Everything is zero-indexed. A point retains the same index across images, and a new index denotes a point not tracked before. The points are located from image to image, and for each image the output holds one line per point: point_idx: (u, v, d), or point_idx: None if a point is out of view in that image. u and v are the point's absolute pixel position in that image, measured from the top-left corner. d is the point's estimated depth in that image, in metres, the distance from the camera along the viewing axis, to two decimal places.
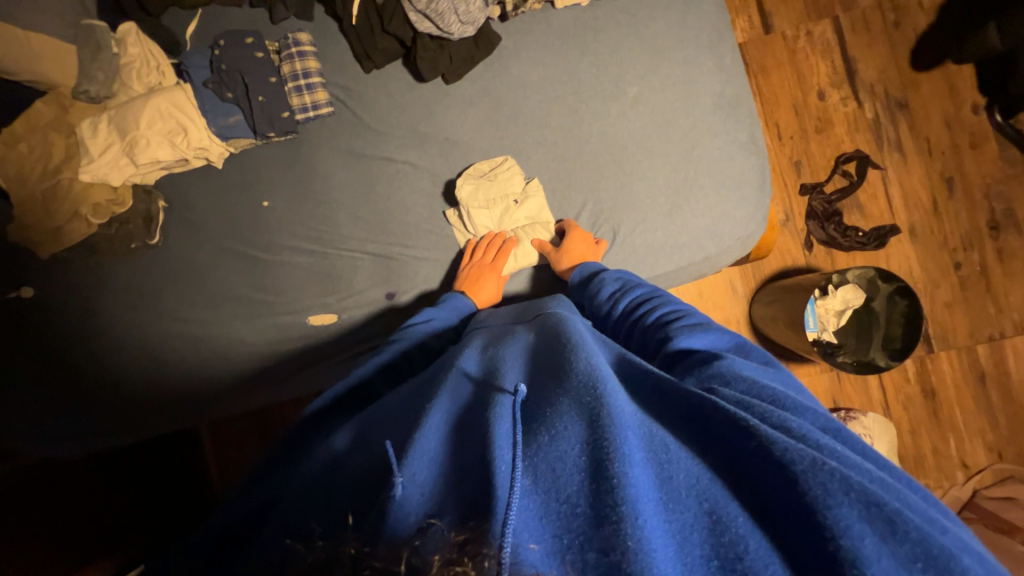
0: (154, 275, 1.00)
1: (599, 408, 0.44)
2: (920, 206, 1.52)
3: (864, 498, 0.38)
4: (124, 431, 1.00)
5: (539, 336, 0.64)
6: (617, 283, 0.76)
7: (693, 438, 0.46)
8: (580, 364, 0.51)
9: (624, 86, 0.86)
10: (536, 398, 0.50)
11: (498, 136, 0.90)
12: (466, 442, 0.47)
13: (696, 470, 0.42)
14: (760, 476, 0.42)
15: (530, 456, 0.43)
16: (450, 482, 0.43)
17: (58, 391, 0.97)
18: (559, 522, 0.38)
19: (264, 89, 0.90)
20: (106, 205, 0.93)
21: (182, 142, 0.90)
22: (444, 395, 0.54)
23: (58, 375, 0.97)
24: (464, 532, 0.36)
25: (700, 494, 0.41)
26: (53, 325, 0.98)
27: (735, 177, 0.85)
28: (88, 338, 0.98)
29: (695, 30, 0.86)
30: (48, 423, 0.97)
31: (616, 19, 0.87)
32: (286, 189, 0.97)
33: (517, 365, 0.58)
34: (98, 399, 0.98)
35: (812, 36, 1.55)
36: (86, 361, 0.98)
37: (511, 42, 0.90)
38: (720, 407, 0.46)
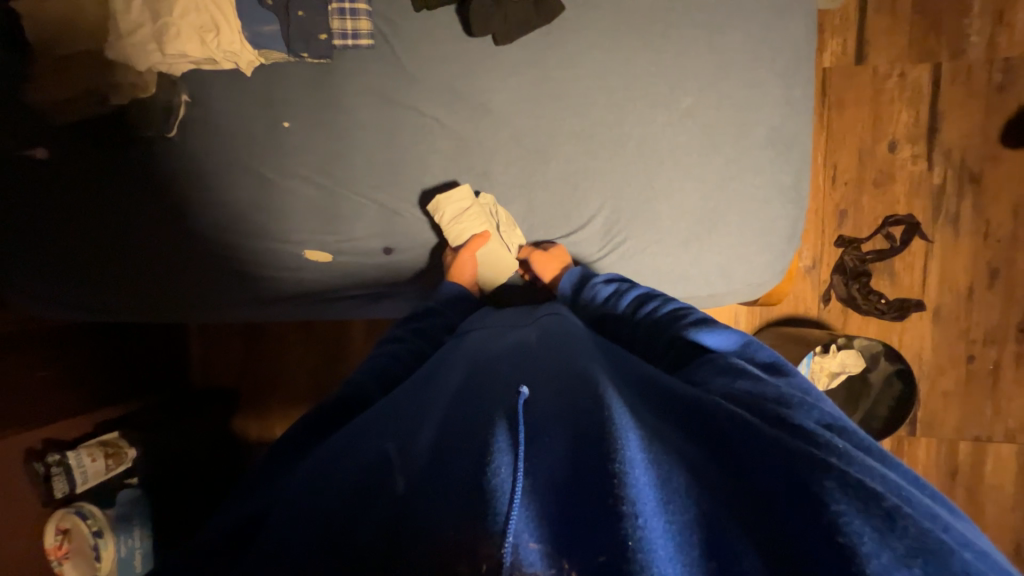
0: (163, 170, 0.99)
1: (598, 410, 0.46)
2: (954, 289, 1.44)
3: (861, 494, 0.38)
4: (125, 314, 1.03)
5: (542, 339, 0.66)
6: (613, 285, 0.76)
7: (693, 433, 0.46)
8: (581, 377, 0.54)
9: (679, 95, 0.80)
10: (536, 387, 0.52)
11: (535, 116, 0.85)
12: (466, 427, 0.48)
13: (692, 467, 0.42)
14: (758, 479, 0.41)
15: (528, 432, 0.45)
16: (447, 469, 0.44)
17: (70, 264, 1.00)
18: (566, 511, 0.39)
19: (306, 5, 0.84)
20: (128, 87, 0.91)
21: (212, 41, 0.85)
22: (439, 396, 0.58)
23: (70, 248, 1.00)
24: (466, 530, 0.37)
25: (690, 487, 0.40)
26: (70, 198, 0.99)
27: (767, 221, 0.79)
28: (98, 218, 0.99)
29: (772, 51, 0.77)
30: (53, 288, 1.01)
31: (691, 17, 0.79)
32: (309, 115, 0.94)
33: (509, 360, 0.61)
34: (104, 277, 1.01)
35: (904, 79, 1.42)
36: (97, 239, 1.00)
37: (573, 16, 0.82)
38: (717, 414, 0.47)
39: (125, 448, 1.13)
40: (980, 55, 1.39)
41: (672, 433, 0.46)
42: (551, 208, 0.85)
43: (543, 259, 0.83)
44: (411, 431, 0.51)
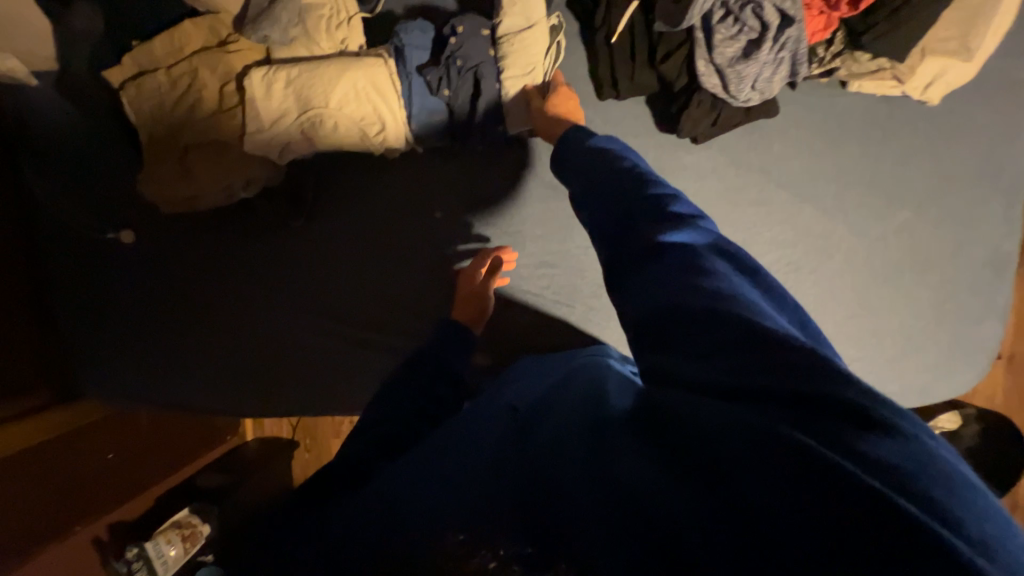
0: (290, 259, 0.88)
1: (553, 447, 0.43)
2: None
3: (842, 540, 0.27)
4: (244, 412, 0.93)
5: (574, 381, 0.59)
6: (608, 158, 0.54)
7: (644, 441, 0.37)
8: (562, 411, 0.49)
9: (892, 208, 0.76)
10: (541, 430, 0.47)
11: (731, 222, 0.78)
12: (472, 462, 0.47)
13: (628, 484, 0.35)
14: (736, 508, 0.31)
15: (520, 482, 0.41)
16: (445, 502, 0.43)
17: (181, 354, 0.91)
18: (536, 527, 0.38)
19: (490, 97, 0.72)
20: (260, 177, 0.79)
21: (374, 134, 0.74)
22: (453, 436, 0.53)
23: (180, 336, 0.90)
24: (466, 531, 0.39)
25: (615, 525, 0.34)
26: (193, 286, 0.89)
27: (971, 341, 0.78)
28: (215, 308, 0.90)
29: (996, 170, 0.74)
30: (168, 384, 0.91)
31: (912, 127, 0.74)
32: (467, 206, 0.86)
33: (532, 399, 0.57)
34: (225, 369, 0.90)
35: None
36: (219, 330, 0.90)
37: (784, 116, 0.75)
38: (671, 412, 0.36)
39: (200, 525, 0.88)
40: None
41: (625, 453, 0.37)
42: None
43: (563, 93, 0.70)
44: (438, 457, 0.50)
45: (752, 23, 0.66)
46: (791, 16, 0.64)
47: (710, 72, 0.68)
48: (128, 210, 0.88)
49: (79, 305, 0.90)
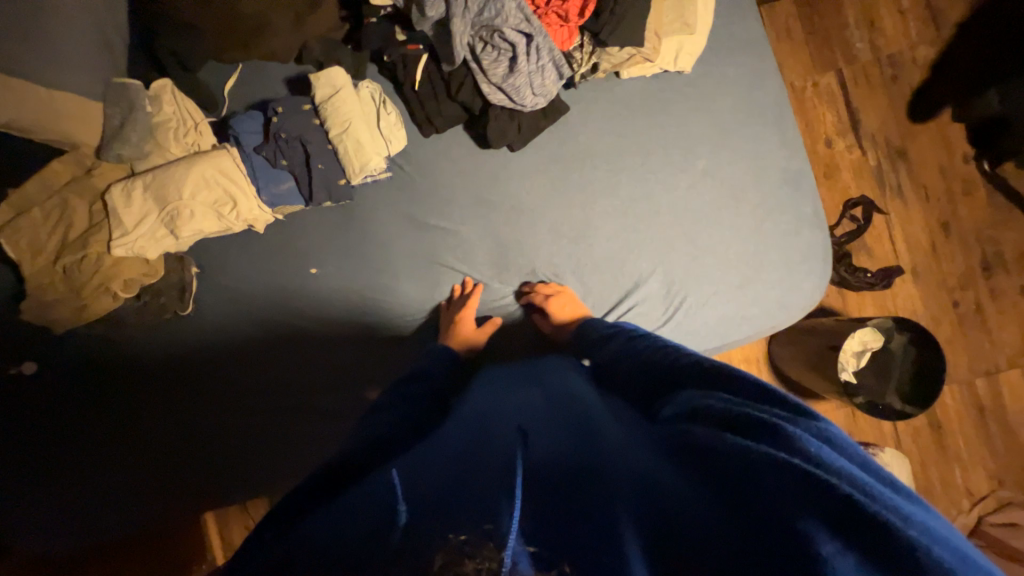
0: (184, 348, 0.91)
1: (591, 463, 0.47)
2: (921, 248, 1.62)
3: (817, 500, 0.36)
4: (181, 510, 0.95)
5: (555, 402, 0.62)
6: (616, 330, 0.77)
7: (675, 469, 0.46)
8: (577, 427, 0.54)
9: (692, 159, 0.87)
10: (538, 449, 0.49)
11: (567, 206, 0.89)
12: (469, 472, 0.46)
13: (663, 501, 0.42)
14: (754, 500, 0.39)
15: (535, 481, 0.44)
16: (444, 495, 0.43)
17: (101, 474, 0.91)
18: (560, 527, 0.39)
19: (323, 156, 0.84)
20: (137, 278, 0.85)
21: (230, 213, 0.83)
22: (439, 451, 0.52)
23: (89, 455, 0.91)
24: (465, 533, 0.37)
25: (654, 534, 0.39)
26: (98, 407, 0.91)
27: (803, 251, 0.86)
28: (122, 419, 0.91)
29: (761, 107, 0.88)
30: (95, 509, 0.92)
31: (683, 93, 0.88)
32: (338, 257, 0.91)
33: (516, 417, 0.57)
34: (152, 474, 0.92)
35: (818, 87, 1.64)
36: (133, 439, 0.91)
37: (578, 111, 0.89)
38: (694, 442, 0.47)
39: None
40: (868, 56, 1.64)
41: (662, 477, 0.44)
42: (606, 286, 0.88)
43: (563, 300, 0.85)
44: (416, 473, 0.48)
45: (506, 45, 0.80)
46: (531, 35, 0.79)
47: (493, 91, 0.82)
48: (20, 345, 0.90)
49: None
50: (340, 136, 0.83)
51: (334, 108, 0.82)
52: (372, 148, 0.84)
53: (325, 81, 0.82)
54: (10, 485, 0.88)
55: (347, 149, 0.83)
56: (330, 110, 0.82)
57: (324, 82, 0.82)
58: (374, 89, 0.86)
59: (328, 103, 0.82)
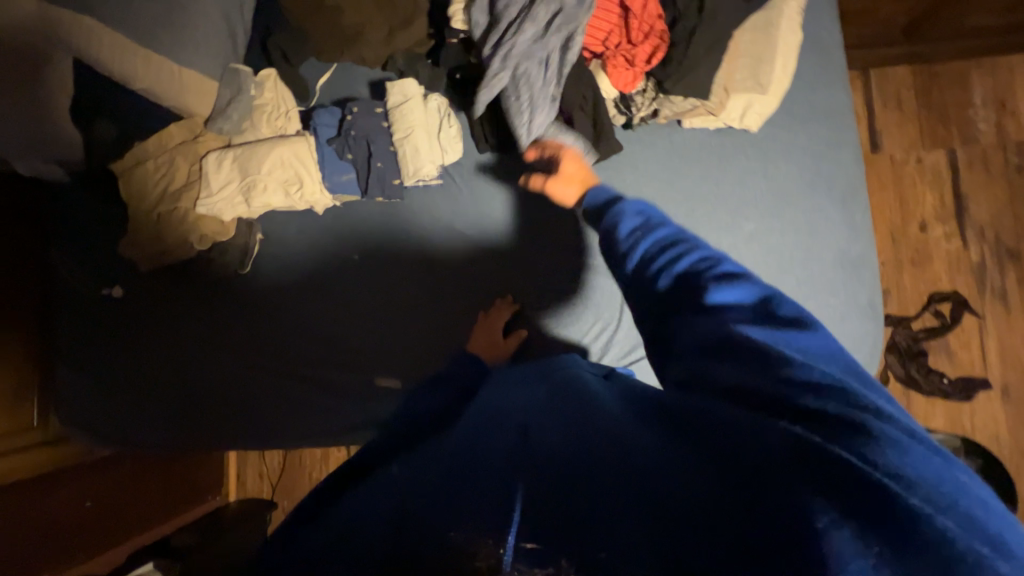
0: (238, 303, 1.03)
1: (571, 443, 0.46)
2: (1017, 365, 1.40)
3: (835, 496, 0.38)
4: (202, 446, 1.06)
5: (557, 390, 0.58)
6: (643, 224, 0.63)
7: (678, 438, 0.45)
8: (581, 408, 0.52)
9: (741, 221, 0.83)
10: (543, 438, 0.48)
11: None
12: (470, 469, 0.47)
13: (673, 464, 0.42)
14: (757, 482, 0.40)
15: (532, 473, 0.44)
16: (449, 489, 0.45)
17: (150, 397, 1.05)
18: (559, 524, 0.40)
19: (384, 156, 0.91)
20: (211, 235, 0.97)
21: (296, 193, 0.93)
22: (445, 442, 0.53)
23: (145, 379, 1.05)
24: (455, 532, 0.40)
25: (645, 522, 0.39)
26: (161, 339, 1.05)
27: (845, 341, 0.79)
28: (177, 354, 1.04)
29: (828, 179, 0.82)
30: (137, 423, 1.05)
31: (744, 150, 0.85)
32: (381, 249, 0.99)
33: (523, 404, 0.57)
34: (190, 406, 1.04)
35: (923, 164, 1.48)
36: (179, 370, 1.04)
37: (631, 153, 0.88)
38: (691, 411, 0.46)
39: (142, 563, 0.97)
40: (991, 140, 1.46)
41: (651, 453, 0.44)
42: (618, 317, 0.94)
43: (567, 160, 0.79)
44: (423, 466, 0.51)
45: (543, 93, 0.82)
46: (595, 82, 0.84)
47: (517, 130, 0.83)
48: (115, 271, 1.07)
49: (74, 363, 1.06)
50: (404, 141, 0.90)
51: (402, 116, 0.89)
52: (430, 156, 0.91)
53: (398, 90, 0.90)
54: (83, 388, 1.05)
55: (407, 153, 0.91)
56: (398, 117, 0.90)
57: (398, 91, 0.90)
58: (441, 102, 0.92)
59: (399, 110, 0.90)
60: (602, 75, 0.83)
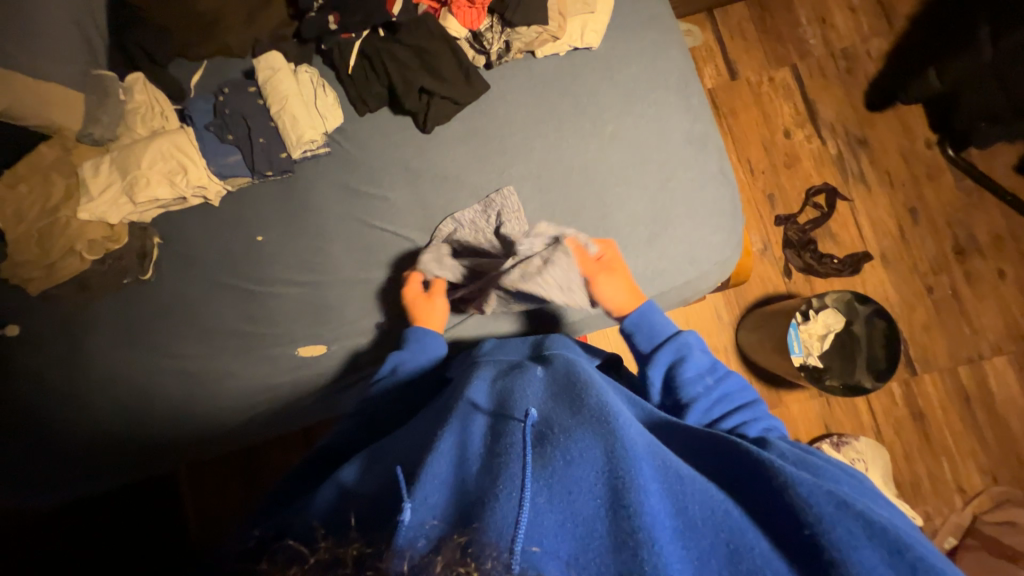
0: (146, 308, 1.01)
1: (616, 442, 0.52)
2: (888, 233, 1.60)
3: (878, 536, 0.46)
4: (129, 471, 1.00)
5: (566, 383, 0.66)
6: (710, 364, 0.73)
7: (735, 482, 0.55)
8: (595, 401, 0.60)
9: (601, 125, 0.93)
10: (563, 445, 0.53)
11: (486, 171, 0.95)
12: (490, 471, 0.51)
13: (712, 503, 0.50)
14: (802, 521, 0.48)
15: (574, 498, 0.48)
16: (461, 499, 0.49)
17: (59, 434, 0.98)
18: (614, 542, 0.44)
19: (265, 131, 0.94)
20: (101, 241, 0.96)
21: (182, 181, 0.94)
22: (464, 437, 0.58)
23: (52, 414, 0.98)
24: (465, 535, 0.42)
25: (711, 552, 0.46)
26: (67, 367, 1.00)
27: (709, 207, 0.91)
28: (86, 378, 1.00)
29: (664, 75, 0.94)
30: (57, 464, 0.97)
31: (592, 66, 0.95)
32: (283, 225, 0.99)
33: (538, 403, 0.62)
34: (106, 431, 0.98)
35: (774, 81, 1.69)
36: (100, 395, 0.99)
37: (497, 87, 0.96)
38: (745, 464, 0.55)
39: None
40: (822, 51, 1.69)
41: (718, 491, 0.52)
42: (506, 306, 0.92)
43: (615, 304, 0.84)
44: (421, 464, 0.54)
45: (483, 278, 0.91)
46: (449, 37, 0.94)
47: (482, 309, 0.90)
48: (0, 308, 1.00)
49: None
50: (282, 111, 0.93)
51: (272, 86, 0.93)
52: (308, 121, 0.94)
53: (265, 66, 0.94)
54: None
55: (284, 121, 0.93)
56: (269, 88, 0.93)
57: (265, 66, 0.94)
58: (309, 72, 0.97)
59: (269, 83, 0.93)
60: (449, 17, 0.93)
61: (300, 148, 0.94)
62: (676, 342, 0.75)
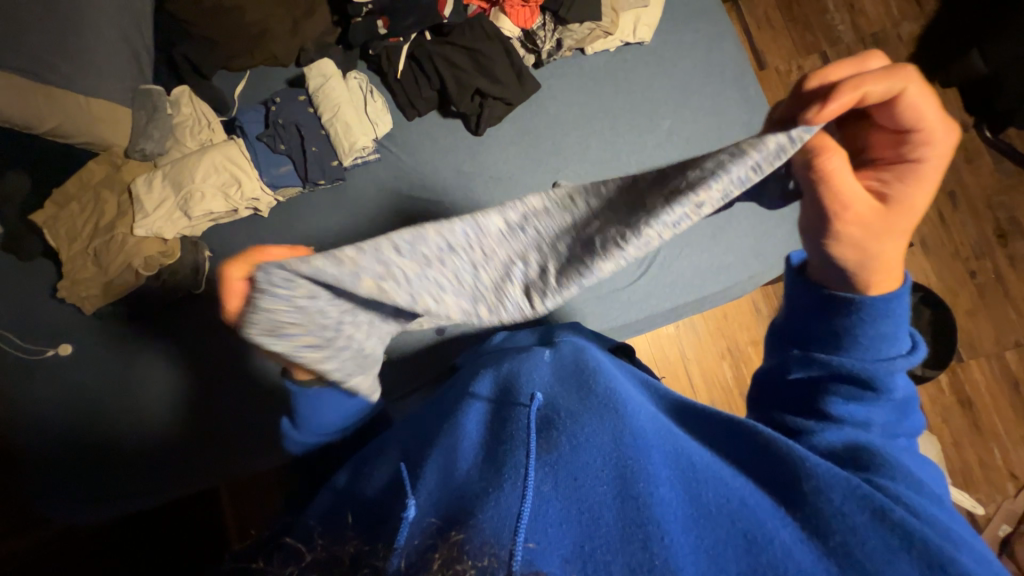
0: (202, 321, 1.01)
1: (624, 429, 0.49)
2: (927, 218, 1.58)
3: (916, 546, 0.40)
4: (186, 485, 0.98)
5: (571, 369, 0.63)
6: (888, 398, 0.55)
7: (751, 466, 0.50)
8: (602, 388, 0.57)
9: (658, 121, 0.93)
10: (570, 432, 0.50)
11: (541, 171, 0.94)
12: (493, 462, 0.48)
13: (729, 494, 0.45)
14: (827, 520, 0.43)
15: (577, 488, 0.44)
16: (461, 488, 0.46)
17: (120, 448, 0.98)
18: (624, 531, 0.41)
19: (316, 139, 0.94)
20: (155, 257, 0.94)
21: (236, 193, 0.93)
22: (463, 431, 0.56)
23: (112, 430, 0.99)
24: (461, 531, 0.39)
25: (727, 541, 0.41)
26: (125, 383, 1.00)
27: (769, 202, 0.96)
28: (145, 392, 0.99)
29: (718, 67, 0.94)
30: (120, 479, 0.97)
31: (644, 61, 0.94)
32: (336, 233, 0.98)
33: (544, 388, 0.60)
34: (170, 444, 0.99)
35: (803, 69, 1.67)
36: (160, 407, 0.99)
37: (548, 85, 0.96)
38: (762, 452, 0.50)
39: None
40: (852, 37, 1.67)
41: (732, 475, 0.47)
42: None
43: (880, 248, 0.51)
44: (423, 461, 0.53)
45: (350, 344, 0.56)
46: (507, 37, 0.93)
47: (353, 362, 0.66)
48: (62, 326, 1.01)
49: (28, 438, 0.98)
50: (335, 119, 0.92)
51: (326, 92, 0.92)
52: (359, 129, 0.93)
53: (315, 75, 0.93)
54: (44, 459, 0.97)
55: (336, 129, 0.92)
56: (323, 97, 0.93)
57: (317, 75, 0.93)
58: (359, 79, 0.96)
59: (322, 90, 0.93)
60: (502, 17, 0.93)
61: (353, 154, 0.93)
62: (871, 359, 0.54)
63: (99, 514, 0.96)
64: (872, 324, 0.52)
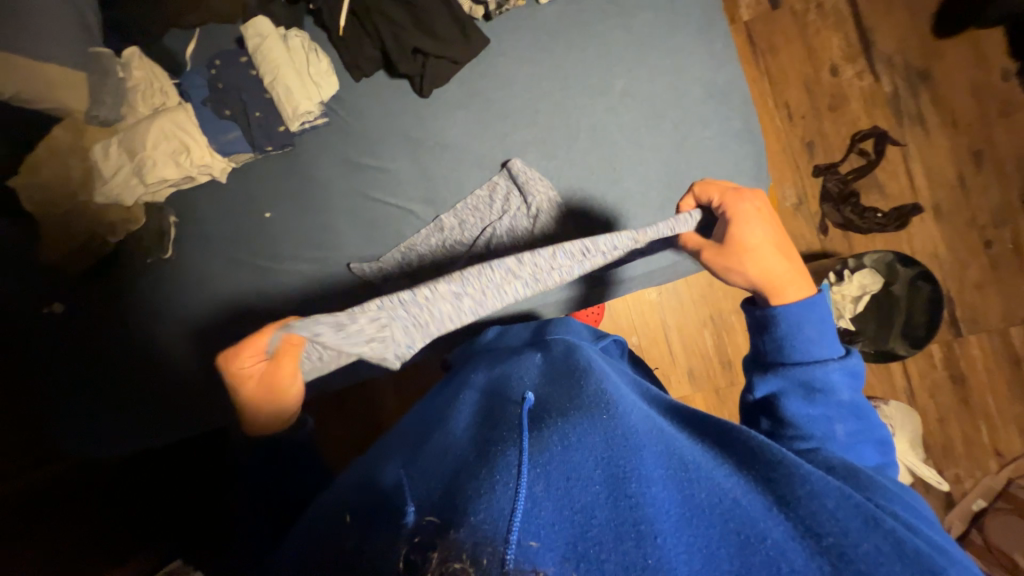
0: (167, 286, 1.02)
1: (613, 425, 0.47)
2: (944, 182, 1.44)
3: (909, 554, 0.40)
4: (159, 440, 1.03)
5: (564, 372, 0.61)
6: (843, 404, 0.61)
7: (744, 467, 0.47)
8: (592, 386, 0.55)
9: (612, 81, 0.86)
10: (562, 429, 0.47)
11: (489, 137, 0.90)
12: (483, 457, 0.46)
13: (721, 492, 0.42)
14: (822, 522, 0.41)
15: (565, 480, 0.41)
16: (451, 484, 0.44)
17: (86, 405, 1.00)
18: (615, 527, 0.38)
19: (262, 105, 0.93)
20: (120, 223, 0.98)
21: (186, 160, 0.93)
22: (452, 439, 0.53)
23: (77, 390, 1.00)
24: (455, 531, 0.37)
25: (725, 541, 0.38)
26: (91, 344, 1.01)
27: (731, 168, 0.86)
28: (110, 350, 1.01)
29: (682, 19, 0.86)
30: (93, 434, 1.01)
31: (602, 13, 0.87)
32: (289, 200, 0.98)
33: (536, 388, 0.58)
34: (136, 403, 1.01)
35: (822, 8, 1.47)
36: (125, 368, 1.01)
37: (498, 41, 0.89)
38: (754, 452, 0.48)
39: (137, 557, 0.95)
40: None
41: (728, 477, 0.45)
42: (446, 218, 0.92)
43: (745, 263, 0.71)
44: (420, 463, 0.51)
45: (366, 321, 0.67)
46: None
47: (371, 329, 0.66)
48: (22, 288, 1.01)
49: None
50: (277, 82, 0.90)
51: (264, 53, 0.89)
52: (299, 93, 0.90)
53: (252, 35, 0.90)
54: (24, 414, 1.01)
55: (277, 92, 0.90)
56: (263, 57, 0.90)
57: (253, 35, 0.89)
58: (298, 37, 0.92)
59: (260, 51, 0.89)
60: None
61: (296, 118, 0.91)
62: (813, 362, 0.63)
63: (82, 464, 1.02)
64: (796, 330, 0.64)
